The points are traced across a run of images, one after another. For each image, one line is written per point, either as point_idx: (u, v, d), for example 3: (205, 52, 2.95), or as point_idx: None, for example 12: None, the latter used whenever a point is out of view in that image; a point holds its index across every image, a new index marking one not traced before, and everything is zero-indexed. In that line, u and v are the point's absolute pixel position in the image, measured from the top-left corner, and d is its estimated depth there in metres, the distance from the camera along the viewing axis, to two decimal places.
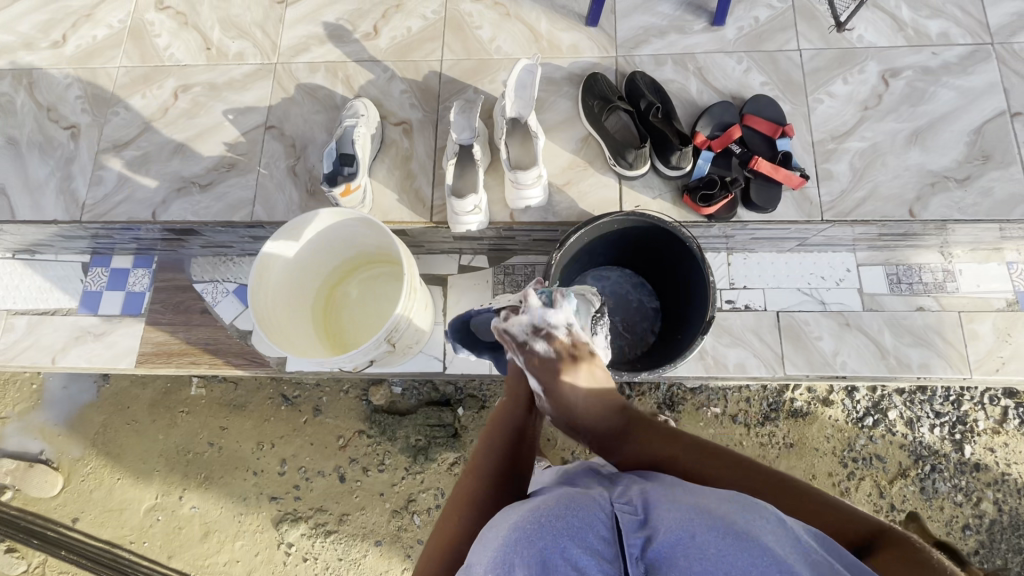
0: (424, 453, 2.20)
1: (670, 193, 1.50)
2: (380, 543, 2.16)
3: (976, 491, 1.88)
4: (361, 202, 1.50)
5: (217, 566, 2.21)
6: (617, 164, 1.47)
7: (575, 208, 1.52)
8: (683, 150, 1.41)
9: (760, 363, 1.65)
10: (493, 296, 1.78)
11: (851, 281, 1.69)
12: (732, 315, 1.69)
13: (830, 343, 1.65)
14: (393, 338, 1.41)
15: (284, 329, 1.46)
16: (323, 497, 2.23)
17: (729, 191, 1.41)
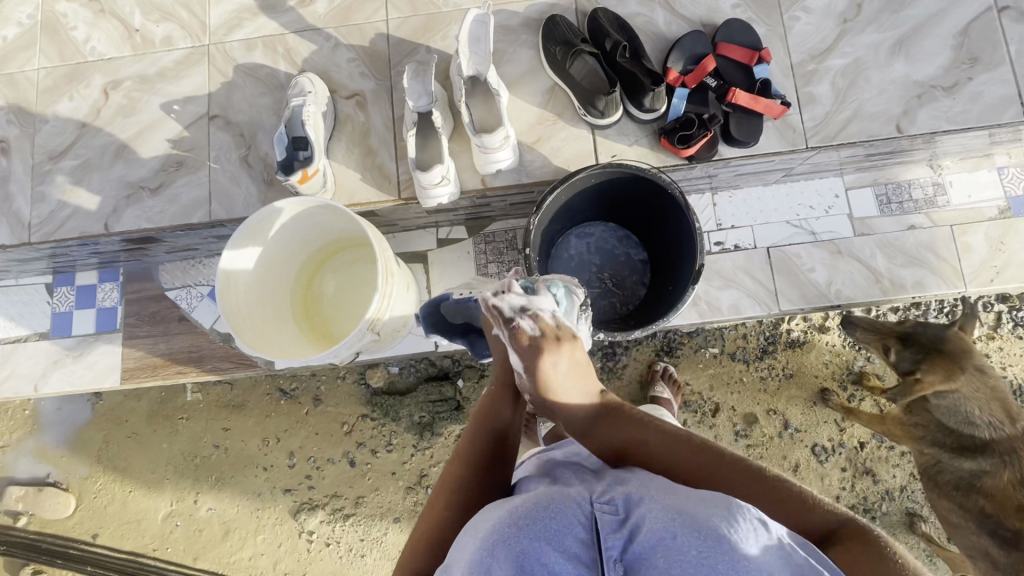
0: (430, 428, 2.20)
1: (646, 137, 1.42)
2: (399, 520, 2.20)
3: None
4: (322, 188, 1.41)
5: (242, 563, 2.24)
6: (587, 114, 1.38)
7: (550, 166, 1.44)
8: (656, 91, 1.32)
9: (755, 302, 1.62)
10: (476, 267, 1.72)
11: (840, 207, 1.64)
12: (722, 258, 1.65)
13: (823, 273, 1.62)
14: (377, 327, 1.36)
15: (266, 331, 1.40)
16: (336, 483, 2.24)
17: (709, 129, 1.33)
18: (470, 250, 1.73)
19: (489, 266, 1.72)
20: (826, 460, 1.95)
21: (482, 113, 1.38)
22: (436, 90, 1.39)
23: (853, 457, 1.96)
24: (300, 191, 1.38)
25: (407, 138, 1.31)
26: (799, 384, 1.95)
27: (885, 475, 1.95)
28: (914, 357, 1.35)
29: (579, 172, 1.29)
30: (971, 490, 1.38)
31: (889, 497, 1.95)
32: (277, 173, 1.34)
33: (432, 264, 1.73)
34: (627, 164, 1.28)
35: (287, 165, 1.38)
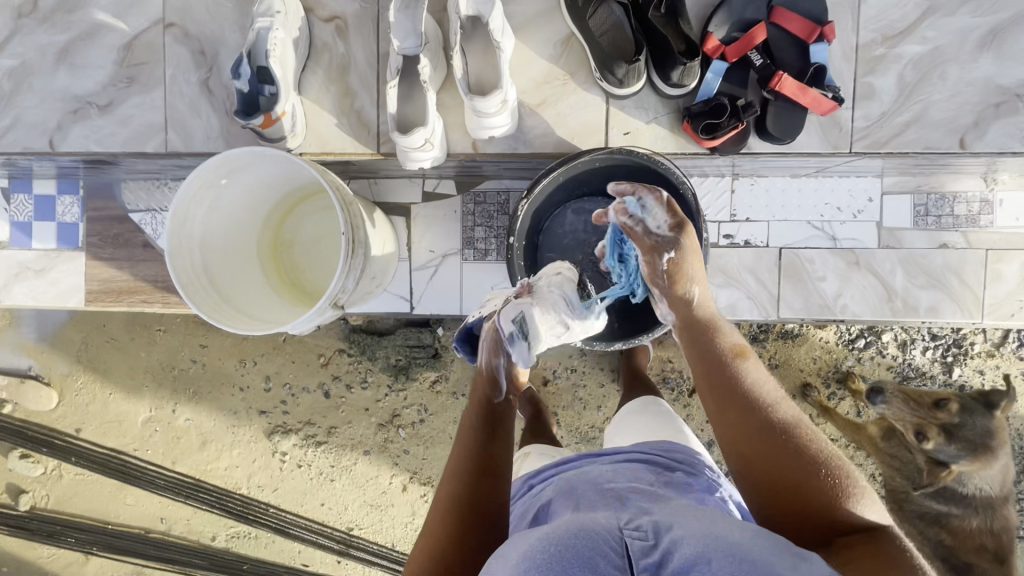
0: (405, 372, 2.19)
1: (667, 116, 1.22)
2: (369, 453, 2.26)
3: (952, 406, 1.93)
4: (291, 132, 1.23)
5: (218, 472, 2.34)
6: (604, 80, 1.16)
7: (552, 138, 1.25)
8: (687, 65, 1.10)
9: (753, 306, 1.51)
10: (462, 229, 1.59)
11: (871, 212, 1.47)
12: (729, 253, 1.51)
13: (833, 284, 1.49)
14: (342, 301, 1.23)
15: (225, 286, 1.29)
16: (310, 411, 2.28)
17: (742, 120, 1.13)
18: (456, 209, 1.58)
19: (476, 229, 1.58)
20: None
21: (479, 65, 1.17)
22: (428, 29, 1.16)
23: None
24: (264, 135, 1.21)
25: (387, 89, 1.12)
26: (782, 376, 1.90)
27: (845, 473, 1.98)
28: (956, 453, 1.27)
29: (587, 153, 1.13)
30: (935, 522, 1.38)
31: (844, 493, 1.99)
32: (235, 113, 1.15)
33: (414, 220, 1.59)
34: (641, 151, 1.12)
35: (248, 101, 1.19)
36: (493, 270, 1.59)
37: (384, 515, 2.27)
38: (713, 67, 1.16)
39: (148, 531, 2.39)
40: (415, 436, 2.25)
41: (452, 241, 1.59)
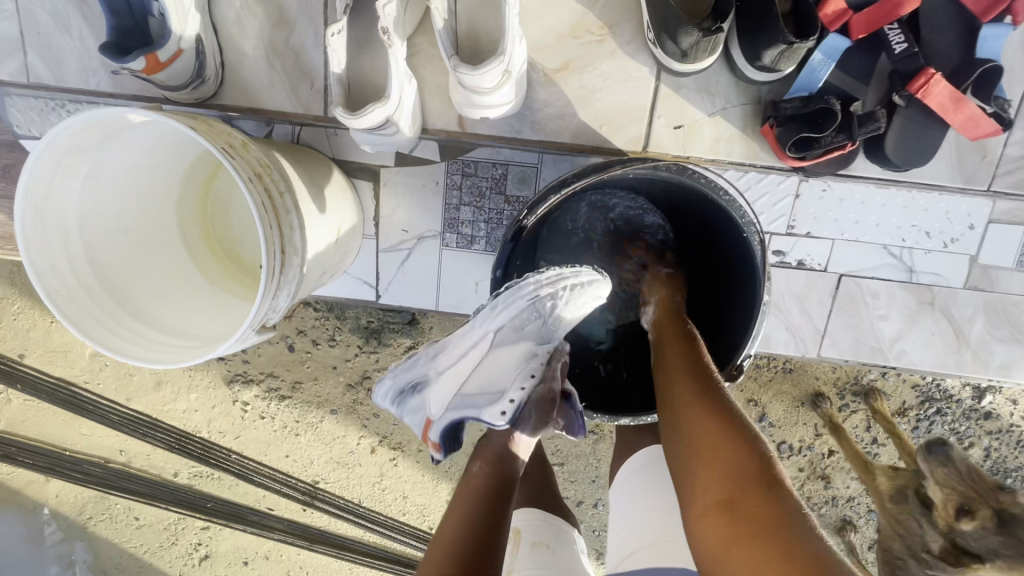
0: (377, 334, 1.92)
1: (731, 106, 1.08)
2: (336, 413, 2.01)
3: (971, 437, 1.58)
4: (196, 76, 0.95)
5: (175, 414, 2.04)
6: (661, 49, 0.96)
7: (572, 121, 1.12)
8: (792, 47, 0.89)
9: (792, 338, 1.24)
10: (445, 205, 1.24)
11: (966, 243, 1.15)
12: (776, 273, 1.20)
13: (894, 325, 1.21)
14: (271, 319, 0.92)
15: (126, 275, 0.97)
16: (271, 362, 1.98)
17: (851, 138, 0.97)
18: (439, 180, 1.22)
19: (462, 209, 1.23)
20: (786, 460, 1.71)
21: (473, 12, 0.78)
22: None
23: (816, 463, 1.71)
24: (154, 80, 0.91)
25: (328, 39, 0.72)
26: (796, 381, 1.64)
27: (837, 484, 1.71)
28: None
29: (618, 164, 0.78)
30: None
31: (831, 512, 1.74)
32: (99, 50, 0.83)
33: (384, 186, 1.24)
34: (692, 170, 0.77)
35: (124, 31, 0.87)
36: (477, 263, 1.27)
37: (350, 473, 2.06)
38: (828, 50, 0.99)
39: (105, 461, 2.06)
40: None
41: (432, 220, 1.25)
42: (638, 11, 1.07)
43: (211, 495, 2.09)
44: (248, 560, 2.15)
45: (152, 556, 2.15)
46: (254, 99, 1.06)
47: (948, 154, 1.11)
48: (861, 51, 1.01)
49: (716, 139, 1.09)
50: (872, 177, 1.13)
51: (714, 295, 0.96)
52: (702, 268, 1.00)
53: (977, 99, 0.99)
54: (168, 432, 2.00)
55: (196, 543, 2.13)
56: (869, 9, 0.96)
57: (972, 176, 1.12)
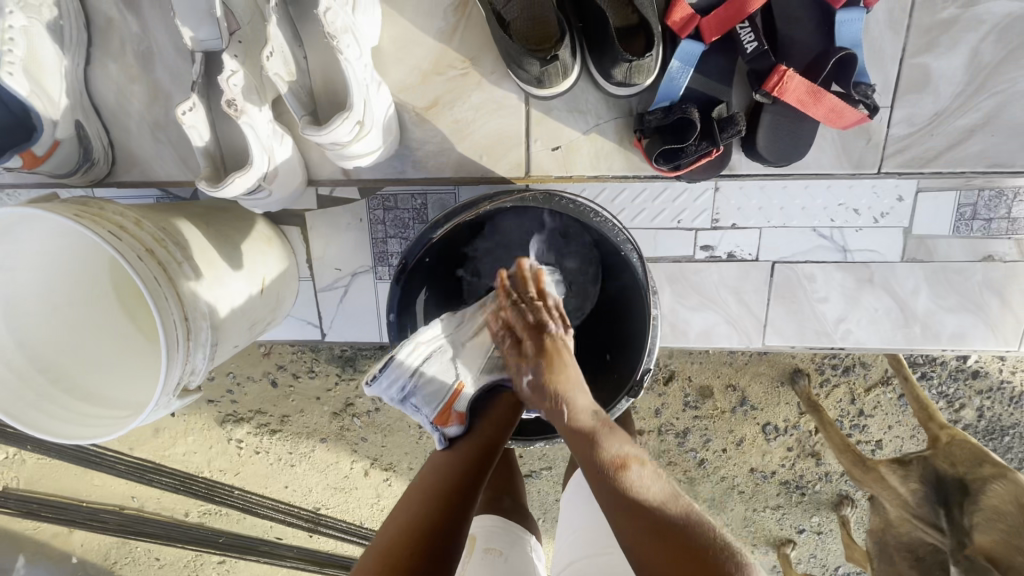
0: (352, 363, 1.78)
1: (614, 119, 1.07)
2: (326, 441, 1.87)
3: (960, 398, 1.39)
4: (84, 160, 1.00)
5: (177, 457, 1.91)
6: (517, 77, 0.96)
7: (452, 155, 1.11)
8: (632, 64, 0.91)
9: (733, 331, 1.22)
10: (370, 240, 1.25)
11: (898, 216, 1.12)
12: (707, 269, 1.19)
13: (837, 307, 1.19)
14: (192, 382, 0.94)
15: (67, 360, 1.00)
16: (258, 399, 1.84)
17: (715, 146, 0.95)
18: (362, 217, 1.23)
19: (389, 242, 1.24)
20: (773, 442, 1.63)
21: (326, 75, 0.81)
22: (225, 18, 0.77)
23: (803, 441, 1.63)
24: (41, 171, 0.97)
25: (181, 118, 0.75)
26: (768, 363, 1.57)
27: (829, 461, 1.64)
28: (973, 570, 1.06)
29: (486, 202, 0.79)
30: None
31: (828, 493, 1.66)
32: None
33: (311, 228, 1.25)
34: (558, 198, 0.78)
35: (4, 130, 0.92)
36: None
37: (349, 496, 1.92)
38: (682, 56, 0.96)
39: (120, 509, 1.94)
40: (374, 424, 1.85)
41: (362, 256, 1.26)
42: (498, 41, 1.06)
43: (224, 530, 1.96)
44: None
45: None
46: (145, 172, 1.07)
47: (828, 142, 1.09)
48: (732, 51, 0.99)
49: (593, 155, 1.09)
50: (770, 177, 1.12)
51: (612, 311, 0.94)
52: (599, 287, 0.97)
53: (839, 88, 0.96)
54: (173, 475, 1.88)
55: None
56: (714, 11, 0.94)
57: (860, 160, 1.10)
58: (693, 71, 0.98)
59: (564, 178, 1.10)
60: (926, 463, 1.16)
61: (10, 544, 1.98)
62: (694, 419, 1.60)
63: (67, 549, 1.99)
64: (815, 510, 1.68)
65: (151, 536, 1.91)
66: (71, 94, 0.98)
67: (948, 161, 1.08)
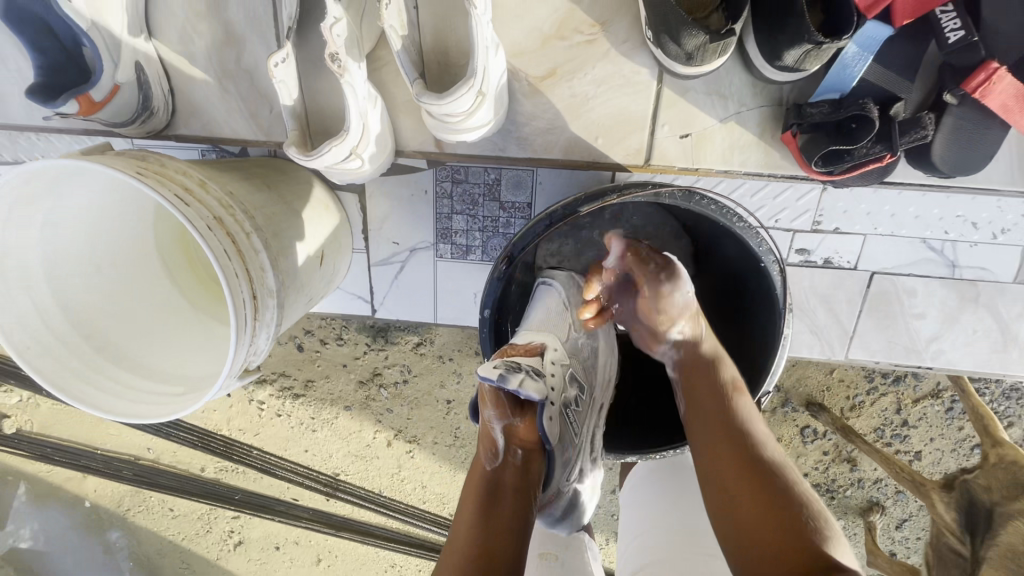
0: (383, 334, 1.67)
1: (744, 104, 0.96)
2: (351, 409, 1.76)
3: (1011, 416, 1.33)
4: (142, 108, 0.88)
5: (197, 414, 1.81)
6: (664, 53, 0.85)
7: (561, 136, 1.00)
8: (820, 47, 0.78)
9: (816, 341, 1.14)
10: (436, 215, 1.14)
11: (1019, 235, 1.03)
12: (801, 273, 1.10)
13: (932, 326, 1.11)
14: (252, 364, 0.86)
15: (111, 326, 0.91)
16: (282, 362, 1.74)
17: (891, 150, 0.85)
18: (428, 189, 1.12)
19: (454, 218, 1.13)
20: (809, 445, 1.52)
21: (437, 33, 0.71)
22: None
23: (840, 447, 1.51)
24: (95, 119, 0.85)
25: (272, 71, 0.63)
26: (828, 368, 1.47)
27: (864, 468, 1.54)
28: None
29: (613, 194, 0.69)
30: None
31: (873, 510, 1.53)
32: (27, 94, 0.78)
33: (370, 197, 1.14)
34: (701, 197, 0.68)
35: (55, 67, 0.80)
36: (474, 273, 1.18)
37: (368, 465, 1.82)
38: (863, 41, 0.85)
39: (134, 458, 1.84)
40: (399, 396, 1.74)
41: (424, 230, 1.16)
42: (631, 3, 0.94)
43: (240, 486, 1.87)
44: (280, 546, 1.95)
45: (190, 543, 1.95)
46: (207, 125, 0.95)
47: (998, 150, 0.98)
48: (896, 37, 0.88)
49: (727, 146, 0.98)
50: (920, 185, 1.01)
51: (737, 322, 0.87)
52: (724, 297, 0.90)
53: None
54: (192, 432, 1.79)
55: (230, 531, 1.94)
56: None
57: None
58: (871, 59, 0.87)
59: (691, 169, 0.99)
60: (964, 488, 1.12)
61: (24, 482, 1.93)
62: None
63: (80, 493, 1.93)
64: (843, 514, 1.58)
65: (166, 487, 1.83)
66: (134, 31, 0.86)
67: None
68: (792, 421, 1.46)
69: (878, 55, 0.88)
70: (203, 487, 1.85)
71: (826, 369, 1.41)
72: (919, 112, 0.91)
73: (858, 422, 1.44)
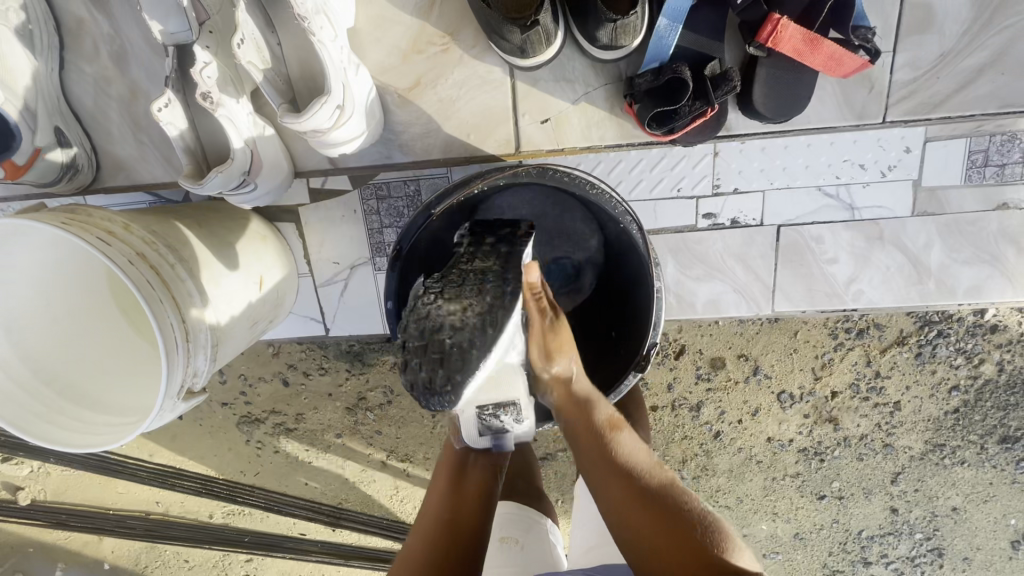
0: (360, 358, 1.69)
1: (602, 85, 1.05)
2: (342, 436, 1.78)
3: (981, 353, 1.33)
4: (67, 167, 0.99)
5: (196, 461, 1.84)
6: (499, 49, 0.94)
7: (437, 137, 1.10)
8: (617, 24, 0.88)
9: (742, 299, 1.20)
10: (369, 232, 1.22)
11: (907, 168, 1.08)
12: (710, 237, 1.16)
13: (848, 267, 1.15)
14: (194, 385, 0.93)
15: (68, 370, 0.99)
16: (272, 400, 1.76)
17: (710, 105, 0.94)
18: (356, 209, 1.20)
19: (385, 232, 1.21)
20: (789, 410, 1.43)
21: (294, 60, 0.80)
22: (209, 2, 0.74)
23: (820, 407, 1.43)
24: (26, 182, 0.96)
25: (157, 114, 0.75)
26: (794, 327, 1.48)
27: (847, 426, 1.44)
28: None
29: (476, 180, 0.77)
30: None
31: (875, 474, 1.48)
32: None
33: (307, 225, 1.23)
34: (552, 171, 0.75)
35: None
36: None
37: (368, 488, 1.83)
38: (670, 12, 0.93)
39: (144, 514, 1.89)
40: (386, 417, 1.76)
41: (359, 247, 1.24)
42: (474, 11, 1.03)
43: (249, 528, 1.90)
44: None
45: None
46: (132, 175, 1.05)
47: (851, 91, 1.05)
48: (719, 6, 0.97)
49: (584, 125, 1.07)
50: (774, 136, 1.08)
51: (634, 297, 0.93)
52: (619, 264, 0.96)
53: (838, 34, 0.94)
54: (192, 479, 1.83)
55: None
56: None
57: (886, 110, 1.05)
58: (686, 27, 0.97)
59: (557, 150, 1.08)
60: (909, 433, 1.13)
61: (43, 557, 1.97)
62: (701, 385, 1.43)
63: (98, 557, 1.97)
64: (836, 476, 1.49)
65: (178, 538, 1.88)
66: (47, 99, 0.97)
67: (958, 104, 1.04)
68: (769, 387, 1.41)
69: (687, 23, 0.97)
70: (209, 532, 1.88)
71: (790, 332, 1.37)
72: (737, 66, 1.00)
73: (834, 378, 1.41)
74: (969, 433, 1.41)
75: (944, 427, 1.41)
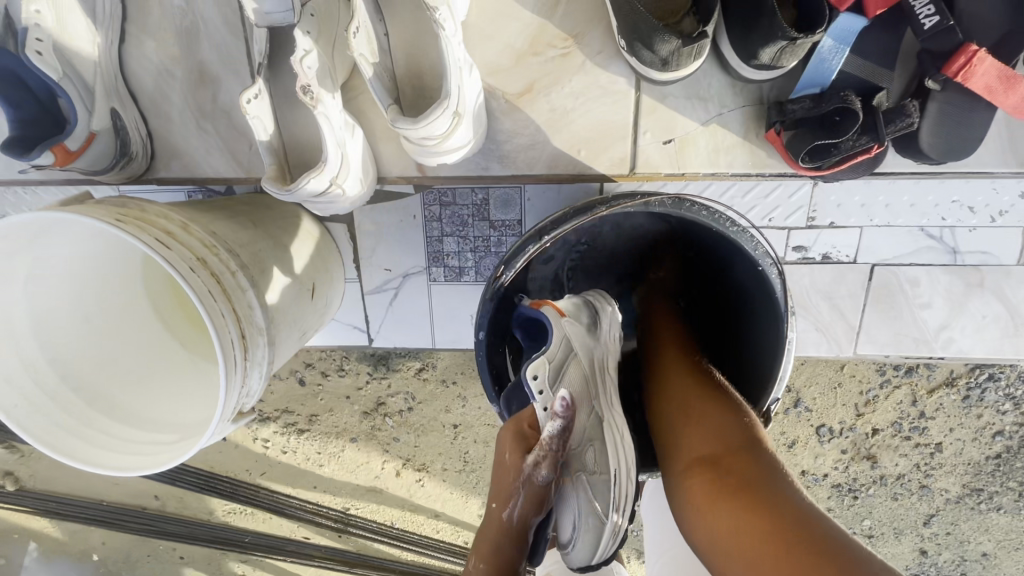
0: (385, 362, 1.51)
1: (726, 108, 0.96)
2: (356, 441, 1.61)
3: None
4: (120, 155, 0.89)
5: (199, 455, 1.66)
6: (642, 60, 0.85)
7: (545, 151, 1.00)
8: (794, 43, 0.79)
9: (822, 338, 1.12)
10: (427, 238, 1.12)
11: (1019, 214, 1.01)
12: (798, 271, 1.08)
13: (939, 314, 1.08)
14: (244, 405, 0.84)
15: (100, 377, 0.88)
16: (285, 397, 1.58)
17: (879, 142, 0.86)
18: (416, 214, 1.10)
19: (445, 240, 1.11)
20: (826, 445, 1.36)
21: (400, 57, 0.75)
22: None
23: (858, 443, 1.36)
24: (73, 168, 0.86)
25: (246, 105, 0.66)
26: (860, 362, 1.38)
27: (884, 464, 1.37)
28: None
29: (602, 207, 0.69)
30: None
31: (907, 514, 1.41)
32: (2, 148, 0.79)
33: (359, 227, 1.13)
34: (690, 203, 0.68)
35: (30, 121, 0.82)
36: (469, 295, 1.16)
37: (380, 497, 1.66)
38: (839, 34, 0.88)
39: (143, 508, 1.72)
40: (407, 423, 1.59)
41: (416, 256, 1.14)
42: (604, 15, 0.95)
43: (250, 528, 1.71)
44: None
45: None
46: (189, 167, 0.96)
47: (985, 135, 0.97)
48: (877, 35, 0.89)
49: (712, 150, 0.98)
50: (910, 174, 1.00)
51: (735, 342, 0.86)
52: (722, 304, 0.88)
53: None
54: (194, 474, 1.64)
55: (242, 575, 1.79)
56: None
57: (1023, 159, 0.97)
58: (849, 51, 0.90)
59: (677, 175, 0.99)
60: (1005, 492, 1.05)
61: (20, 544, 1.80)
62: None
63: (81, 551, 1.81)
64: (868, 513, 1.42)
65: (174, 533, 1.69)
66: (109, 82, 0.88)
67: None
68: (808, 421, 1.34)
69: (856, 47, 0.90)
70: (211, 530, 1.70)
71: (836, 365, 1.29)
72: (901, 100, 0.92)
73: (875, 412, 1.32)
74: (1008, 479, 1.34)
75: (983, 471, 1.34)
